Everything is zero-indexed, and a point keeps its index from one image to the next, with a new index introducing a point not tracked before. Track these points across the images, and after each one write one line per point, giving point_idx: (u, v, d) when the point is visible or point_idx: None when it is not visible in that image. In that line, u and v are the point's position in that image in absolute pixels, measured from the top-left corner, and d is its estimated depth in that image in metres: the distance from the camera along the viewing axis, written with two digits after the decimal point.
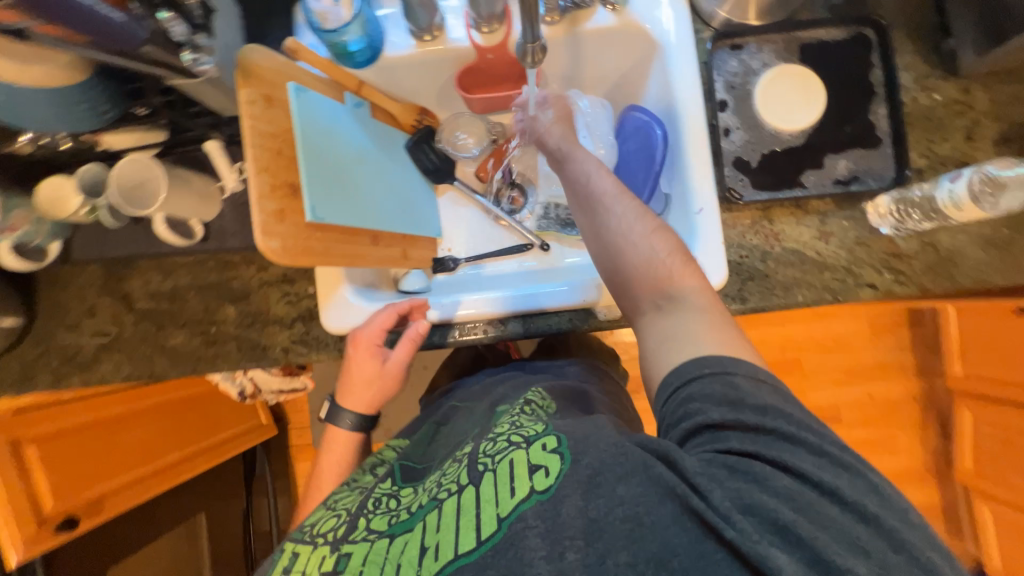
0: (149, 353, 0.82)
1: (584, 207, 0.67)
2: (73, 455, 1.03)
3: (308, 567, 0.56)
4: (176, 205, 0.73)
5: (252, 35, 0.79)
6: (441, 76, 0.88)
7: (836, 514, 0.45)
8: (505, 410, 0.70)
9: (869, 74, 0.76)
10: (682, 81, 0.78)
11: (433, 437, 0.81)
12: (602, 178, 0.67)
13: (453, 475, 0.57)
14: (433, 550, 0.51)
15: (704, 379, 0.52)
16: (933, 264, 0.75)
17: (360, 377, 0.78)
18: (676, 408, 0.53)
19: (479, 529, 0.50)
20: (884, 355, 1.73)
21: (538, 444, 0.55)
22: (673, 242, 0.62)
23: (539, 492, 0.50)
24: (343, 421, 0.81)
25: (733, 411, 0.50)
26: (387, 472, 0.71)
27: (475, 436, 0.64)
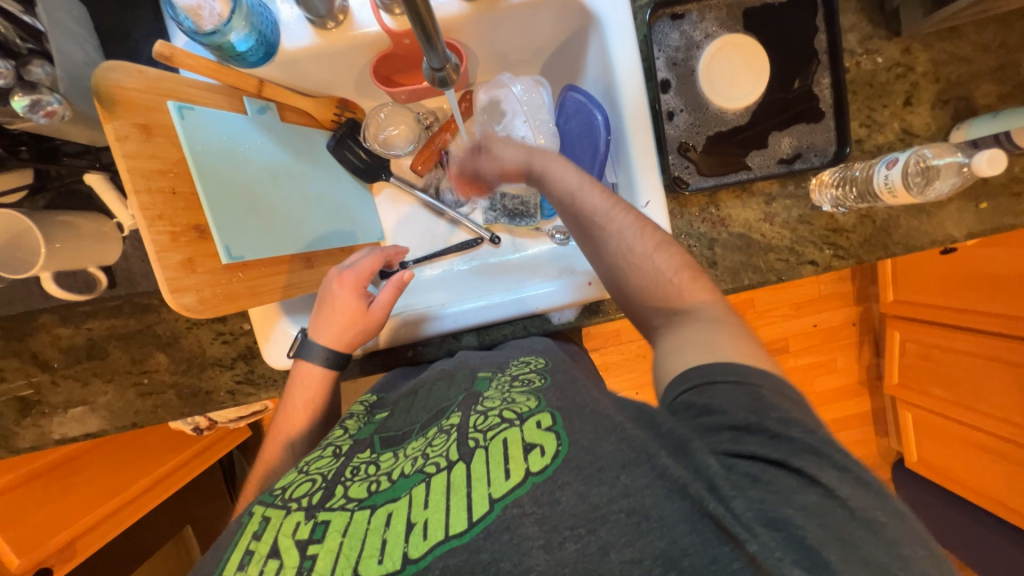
0: (78, 412, 0.76)
1: (577, 227, 0.66)
2: (28, 510, 0.98)
3: (279, 537, 0.48)
4: (65, 260, 0.63)
5: (113, 36, 0.66)
6: (356, 65, 0.78)
7: (853, 530, 0.40)
8: (490, 375, 0.64)
9: (814, 39, 0.72)
10: (621, 62, 0.71)
11: (421, 396, 0.67)
12: (590, 193, 0.64)
13: (441, 449, 0.51)
14: (422, 527, 0.44)
15: (730, 386, 0.48)
16: (870, 236, 0.76)
17: (343, 312, 0.70)
18: (695, 403, 0.48)
19: (471, 509, 0.44)
20: (827, 288, 1.80)
21: (532, 421, 0.50)
22: (678, 257, 0.61)
23: (534, 473, 0.45)
24: (315, 355, 0.70)
25: (758, 414, 0.45)
26: (362, 439, 0.60)
27: (462, 404, 0.59)
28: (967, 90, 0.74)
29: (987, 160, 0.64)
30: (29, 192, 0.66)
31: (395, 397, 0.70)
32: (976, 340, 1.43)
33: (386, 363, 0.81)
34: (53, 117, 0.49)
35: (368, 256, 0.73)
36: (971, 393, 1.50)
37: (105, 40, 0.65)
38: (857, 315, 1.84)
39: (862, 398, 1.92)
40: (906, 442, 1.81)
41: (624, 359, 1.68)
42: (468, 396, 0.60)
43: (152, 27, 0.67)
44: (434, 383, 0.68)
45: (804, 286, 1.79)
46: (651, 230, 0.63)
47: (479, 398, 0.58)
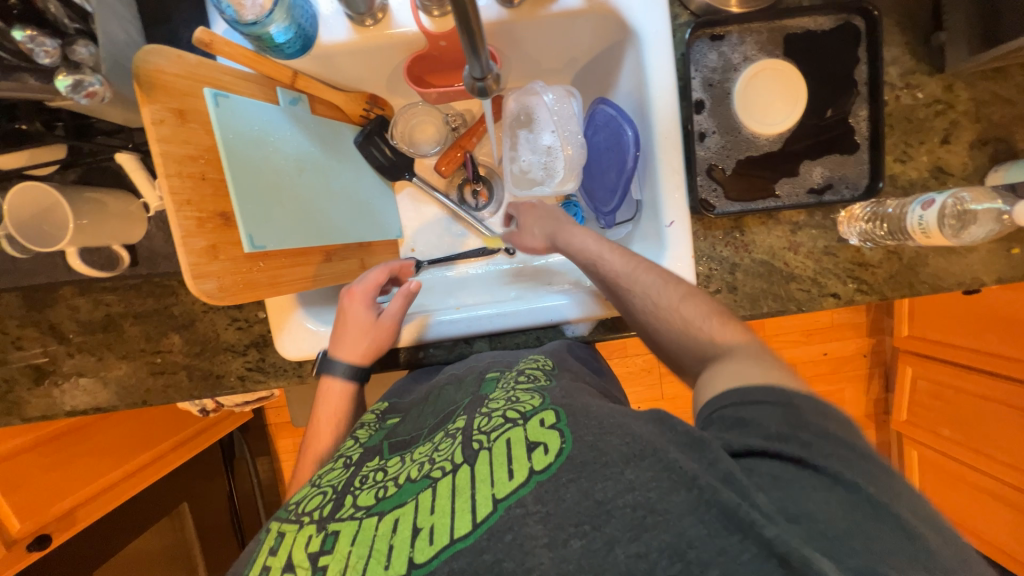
0: (90, 386, 0.76)
1: (609, 290, 0.66)
2: (33, 475, 1.00)
3: (293, 550, 0.49)
4: (90, 236, 0.64)
5: (154, 18, 0.66)
6: (389, 62, 0.77)
7: (889, 535, 0.38)
8: (498, 375, 0.64)
9: (854, 70, 0.71)
10: (656, 80, 0.70)
11: (434, 400, 0.66)
12: (611, 259, 0.66)
13: (445, 453, 0.51)
14: (428, 533, 0.44)
15: (767, 405, 0.47)
16: (896, 272, 0.75)
17: (356, 348, 0.71)
18: (729, 418, 0.47)
19: (475, 511, 0.44)
20: (840, 317, 1.78)
21: (537, 419, 0.50)
22: (707, 304, 0.60)
23: (537, 471, 0.45)
24: (338, 367, 0.71)
25: (791, 427, 0.45)
26: (371, 447, 0.61)
27: (468, 407, 0.58)
28: (1007, 132, 0.72)
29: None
30: (62, 166, 0.67)
31: (407, 401, 0.70)
32: (990, 384, 1.40)
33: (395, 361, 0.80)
34: (94, 97, 0.50)
35: (376, 268, 0.76)
36: (981, 437, 1.47)
37: (146, 22, 0.66)
38: (869, 347, 1.81)
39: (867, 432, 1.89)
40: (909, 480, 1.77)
41: (629, 373, 1.67)
42: (472, 399, 0.59)
43: (193, 13, 0.67)
44: (445, 386, 0.68)
45: (817, 314, 1.77)
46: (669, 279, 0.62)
47: (484, 400, 0.58)
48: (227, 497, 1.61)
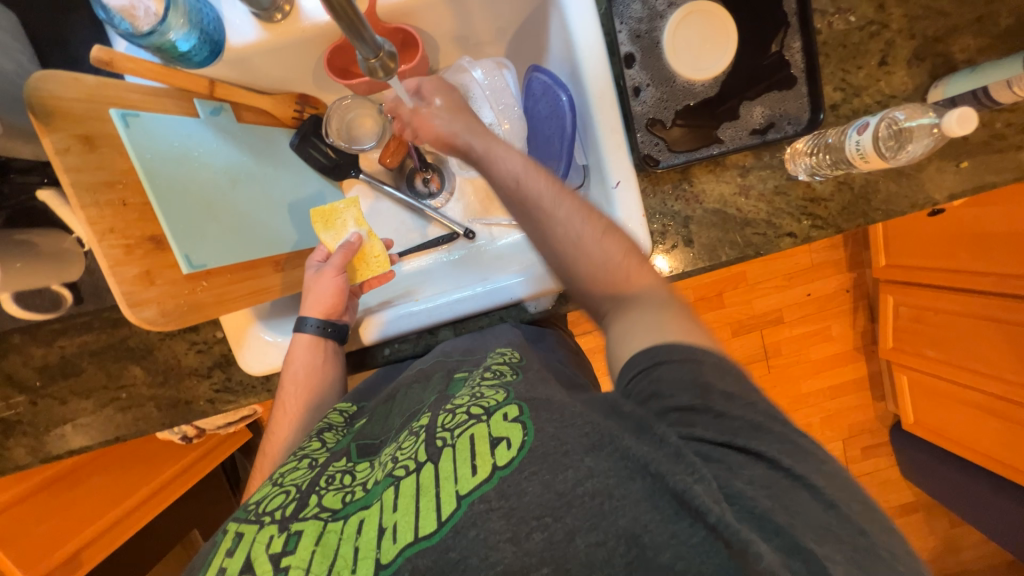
0: (59, 431, 0.75)
1: (521, 215, 0.63)
2: (30, 525, 1.00)
3: (253, 550, 0.48)
4: (23, 280, 0.62)
5: (51, 44, 0.63)
6: (309, 57, 0.75)
7: (812, 508, 0.40)
8: (465, 374, 0.64)
9: (782, 1, 0.69)
10: (582, 38, 0.68)
11: (400, 401, 0.67)
12: (534, 178, 0.63)
13: (410, 452, 0.51)
14: (392, 531, 0.44)
15: (675, 365, 0.49)
16: (848, 203, 0.75)
17: (298, 381, 0.70)
18: (644, 389, 0.49)
19: (440, 508, 0.44)
20: (818, 256, 1.79)
21: (500, 414, 0.49)
22: (624, 241, 0.61)
23: (499, 466, 0.45)
24: (308, 324, 0.71)
25: (702, 397, 0.46)
26: (338, 448, 0.60)
27: (434, 405, 0.57)
28: (944, 45, 0.71)
29: (956, 118, 0.60)
30: None
31: (374, 403, 0.70)
32: (966, 300, 1.42)
33: (365, 359, 0.80)
34: None
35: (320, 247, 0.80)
36: (965, 354, 1.50)
37: (43, 48, 0.63)
38: (850, 282, 1.83)
39: (858, 364, 1.92)
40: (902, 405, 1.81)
41: None
42: (439, 397, 0.59)
43: (90, 32, 0.64)
44: (412, 385, 0.68)
45: (796, 256, 1.78)
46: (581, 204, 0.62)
47: (449, 398, 0.57)
48: None
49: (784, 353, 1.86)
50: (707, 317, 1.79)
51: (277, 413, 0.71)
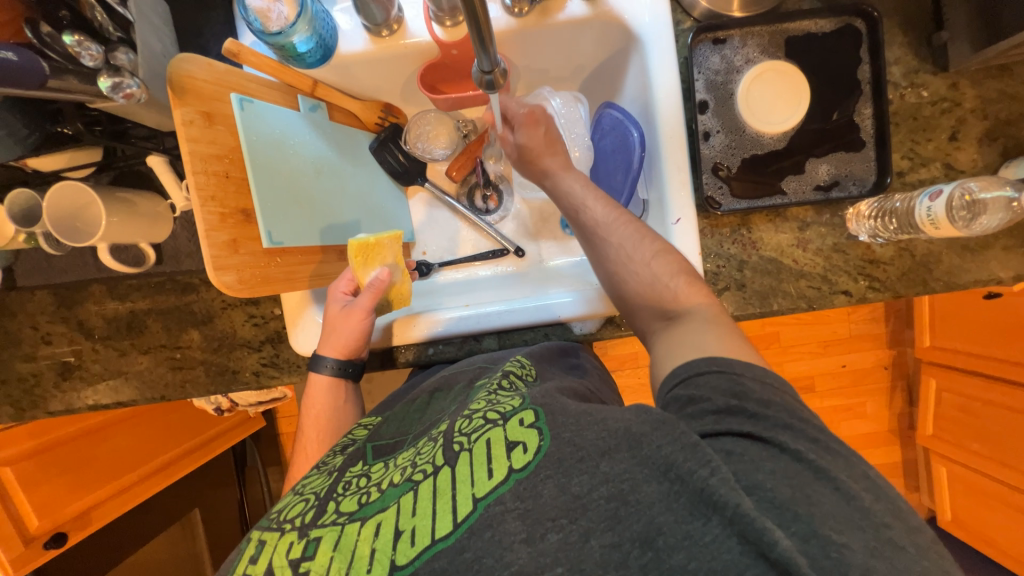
0: (112, 380, 0.79)
1: (584, 239, 0.68)
2: (51, 475, 1.02)
3: (275, 558, 0.48)
4: (120, 232, 0.67)
5: (187, 32, 0.71)
6: (403, 71, 0.81)
7: (832, 502, 0.39)
8: (483, 381, 0.63)
9: (857, 70, 0.72)
10: (660, 82, 0.73)
11: (421, 408, 0.68)
12: (593, 207, 0.68)
13: (427, 456, 0.50)
14: (409, 535, 0.44)
15: (714, 376, 0.48)
16: (908, 269, 0.74)
17: (320, 422, 0.72)
18: (683, 396, 0.49)
19: (455, 511, 0.44)
20: (859, 328, 1.73)
21: (516, 419, 0.49)
22: (676, 264, 0.62)
23: (517, 470, 0.44)
24: (324, 365, 0.72)
25: (738, 399, 0.46)
26: (355, 452, 0.60)
27: (451, 412, 0.57)
28: (1016, 129, 0.72)
29: None
30: (97, 168, 0.71)
31: (392, 408, 0.71)
32: (1021, 395, 1.35)
33: (405, 359, 0.81)
34: (130, 98, 0.53)
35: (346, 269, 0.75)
36: (1015, 453, 1.41)
37: (179, 35, 0.71)
38: (890, 359, 1.76)
39: (891, 447, 1.82)
40: (941, 499, 1.69)
41: (641, 384, 1.64)
42: (457, 405, 0.59)
43: (223, 27, 0.72)
44: (433, 394, 0.69)
45: (835, 324, 1.73)
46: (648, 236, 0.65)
47: (467, 403, 0.57)
48: (238, 506, 1.61)
49: None
50: None
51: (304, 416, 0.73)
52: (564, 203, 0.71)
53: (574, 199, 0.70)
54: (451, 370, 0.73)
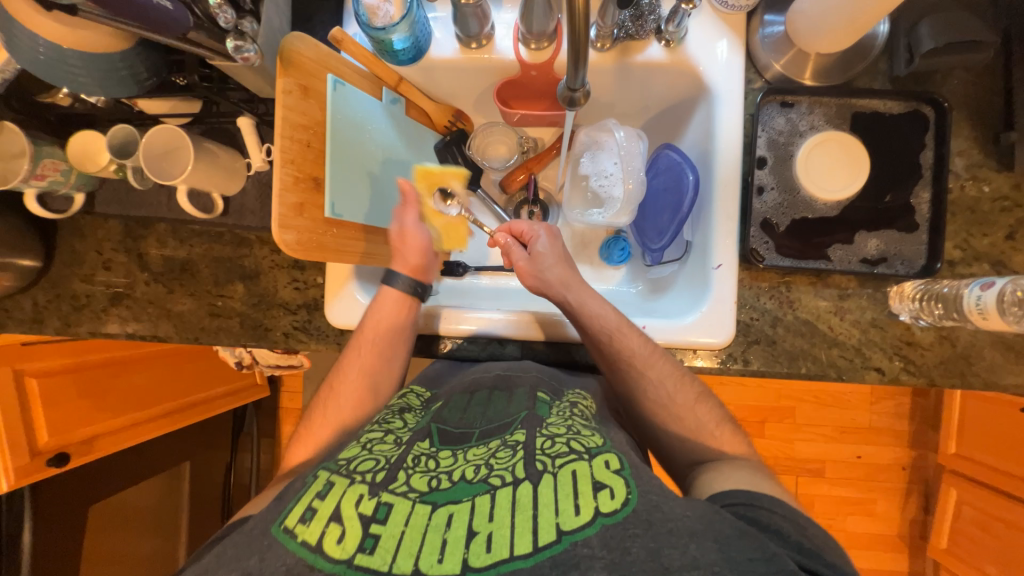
0: (154, 315, 0.83)
1: (615, 368, 0.71)
2: (69, 394, 1.05)
3: (343, 502, 0.48)
4: (199, 180, 0.73)
5: (300, 16, 0.78)
6: (481, 83, 0.87)
7: None
8: (548, 398, 0.63)
9: (919, 154, 0.73)
10: (724, 134, 0.76)
11: (482, 402, 0.64)
12: (627, 336, 0.70)
13: (506, 463, 0.51)
14: (485, 539, 0.45)
15: (777, 514, 0.52)
16: (947, 359, 0.73)
17: (376, 335, 0.73)
18: (746, 515, 0.52)
19: (537, 533, 0.45)
20: (880, 420, 1.67)
21: (602, 459, 0.51)
22: (715, 414, 0.69)
23: (603, 514, 0.46)
24: (399, 281, 0.74)
25: (807, 540, 0.50)
26: (420, 429, 0.60)
27: (524, 421, 0.58)
28: None
29: None
30: (192, 120, 0.78)
31: (449, 389, 0.70)
32: None
33: (430, 350, 0.82)
34: (246, 61, 0.60)
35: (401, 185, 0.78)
36: None
37: (292, 17, 0.78)
38: (909, 461, 1.67)
39: (898, 554, 1.71)
40: None
41: None
42: (529, 412, 0.59)
43: (332, 16, 0.79)
44: (494, 389, 0.66)
45: (854, 411, 1.67)
46: (681, 375, 0.70)
47: (542, 420, 0.58)
48: (225, 469, 1.62)
49: (815, 512, 1.69)
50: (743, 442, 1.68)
51: (350, 350, 0.74)
52: (596, 325, 0.72)
53: (611, 324, 0.71)
54: (472, 372, 0.74)
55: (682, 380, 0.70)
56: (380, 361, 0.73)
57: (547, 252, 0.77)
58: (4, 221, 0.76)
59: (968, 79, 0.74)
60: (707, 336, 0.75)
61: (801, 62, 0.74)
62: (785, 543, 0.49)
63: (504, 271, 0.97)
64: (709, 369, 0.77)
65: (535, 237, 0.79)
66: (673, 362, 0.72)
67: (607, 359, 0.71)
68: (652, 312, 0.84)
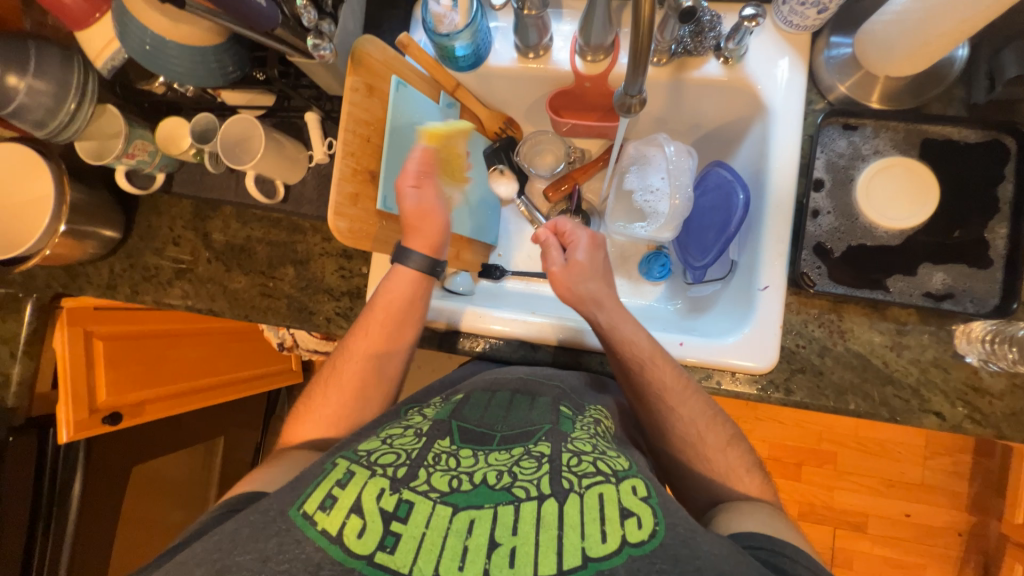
0: (212, 291, 0.89)
1: (643, 397, 0.69)
2: (127, 360, 1.12)
3: (364, 495, 0.48)
4: (266, 167, 0.78)
5: (370, 22, 0.83)
6: (534, 92, 0.89)
7: None
8: (571, 414, 0.62)
9: (997, 186, 0.69)
10: (779, 155, 0.74)
11: (505, 405, 0.63)
12: (659, 368, 0.68)
13: (531, 474, 0.50)
14: (508, 554, 0.44)
15: (801, 567, 0.50)
16: (1019, 410, 0.67)
17: (389, 310, 0.73)
18: (767, 560, 0.50)
19: (562, 556, 0.43)
20: (933, 477, 1.53)
21: (628, 485, 0.50)
22: (739, 448, 0.66)
23: (630, 543, 0.44)
24: (411, 259, 0.73)
25: None
26: (441, 422, 0.59)
27: (549, 434, 0.57)
28: None
29: None
30: (265, 113, 0.84)
31: (470, 384, 0.70)
32: None
33: (461, 348, 0.83)
34: (322, 58, 0.64)
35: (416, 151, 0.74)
36: None
37: (363, 22, 0.83)
38: (967, 527, 1.52)
39: None
40: None
41: None
42: (553, 426, 0.58)
43: (399, 23, 0.84)
44: (516, 394, 0.65)
45: (905, 464, 1.54)
46: (712, 413, 0.67)
47: (567, 435, 0.57)
48: (255, 449, 1.69)
49: (853, 569, 1.56)
50: (776, 482, 1.58)
51: (360, 326, 0.74)
52: (627, 352, 0.69)
53: (644, 352, 0.69)
54: (498, 371, 0.73)
55: (712, 418, 0.67)
56: (388, 342, 0.73)
57: (585, 263, 0.74)
58: (95, 194, 0.84)
59: None
60: (748, 360, 0.72)
61: (868, 85, 0.71)
62: None
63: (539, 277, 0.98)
64: (747, 395, 0.74)
65: (573, 245, 0.77)
66: (705, 396, 0.69)
67: (633, 388, 0.70)
68: (690, 330, 0.82)
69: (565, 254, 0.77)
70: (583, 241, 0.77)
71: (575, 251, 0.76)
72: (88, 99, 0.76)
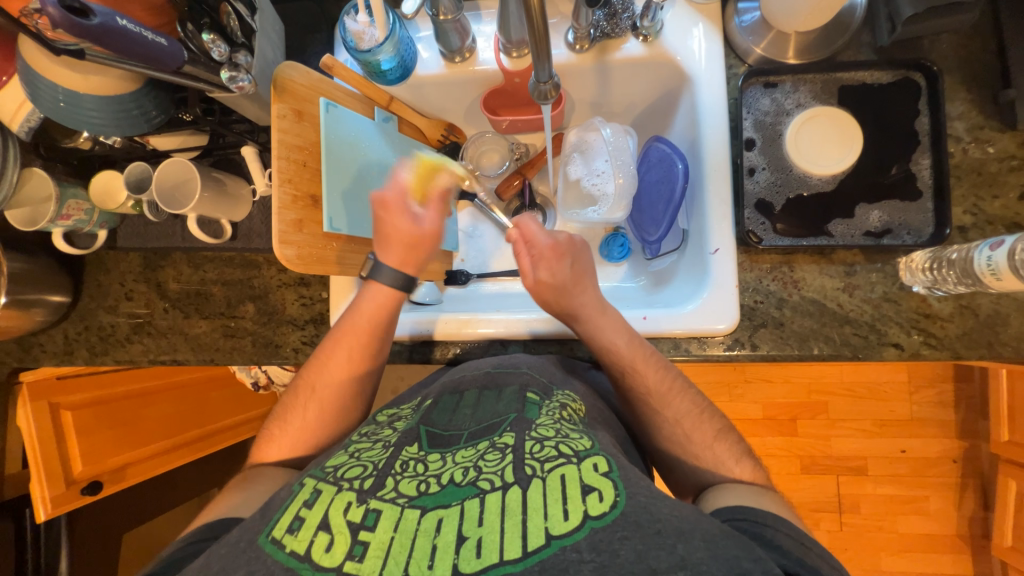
0: (173, 340, 0.87)
1: (631, 399, 0.69)
2: (99, 426, 1.09)
3: (331, 510, 0.48)
4: (206, 207, 0.77)
5: (294, 48, 0.83)
6: (468, 95, 0.90)
7: None
8: (538, 400, 0.62)
9: (915, 121, 0.72)
10: (708, 120, 0.76)
11: (472, 403, 0.63)
12: (642, 375, 0.68)
13: (496, 466, 0.50)
14: (475, 545, 0.44)
15: (783, 534, 0.51)
16: (970, 330, 0.69)
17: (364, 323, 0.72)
18: (748, 530, 0.52)
19: (526, 538, 0.43)
20: (921, 410, 1.57)
21: (590, 462, 0.49)
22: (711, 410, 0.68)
23: (592, 517, 0.44)
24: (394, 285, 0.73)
25: (804, 550, 0.50)
26: (409, 429, 0.58)
27: (515, 423, 0.56)
28: None
29: None
30: (200, 153, 0.83)
31: (437, 388, 0.68)
32: None
33: (432, 357, 0.83)
34: (241, 89, 0.66)
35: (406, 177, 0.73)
36: None
37: (287, 49, 0.83)
38: (960, 453, 1.56)
39: (957, 556, 1.57)
40: None
41: None
42: (519, 415, 0.58)
43: (324, 46, 0.84)
44: (483, 390, 0.65)
45: (892, 402, 1.58)
46: (697, 403, 0.67)
47: (532, 422, 0.56)
48: None
49: (861, 512, 1.59)
50: (773, 440, 1.61)
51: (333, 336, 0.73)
52: (611, 360, 0.70)
53: (625, 359, 0.69)
54: (462, 368, 0.73)
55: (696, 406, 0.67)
56: (361, 357, 0.72)
57: (551, 282, 0.71)
58: (35, 260, 0.82)
59: (957, 42, 0.73)
60: (710, 323, 0.73)
61: (781, 43, 0.74)
62: (788, 560, 0.49)
63: (505, 275, 0.98)
64: (717, 356, 0.75)
65: (537, 260, 0.73)
66: (695, 394, 0.68)
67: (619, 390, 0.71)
68: (654, 303, 0.83)
69: (534, 266, 0.74)
70: (544, 255, 0.73)
71: (539, 267, 0.73)
72: (11, 165, 0.74)
